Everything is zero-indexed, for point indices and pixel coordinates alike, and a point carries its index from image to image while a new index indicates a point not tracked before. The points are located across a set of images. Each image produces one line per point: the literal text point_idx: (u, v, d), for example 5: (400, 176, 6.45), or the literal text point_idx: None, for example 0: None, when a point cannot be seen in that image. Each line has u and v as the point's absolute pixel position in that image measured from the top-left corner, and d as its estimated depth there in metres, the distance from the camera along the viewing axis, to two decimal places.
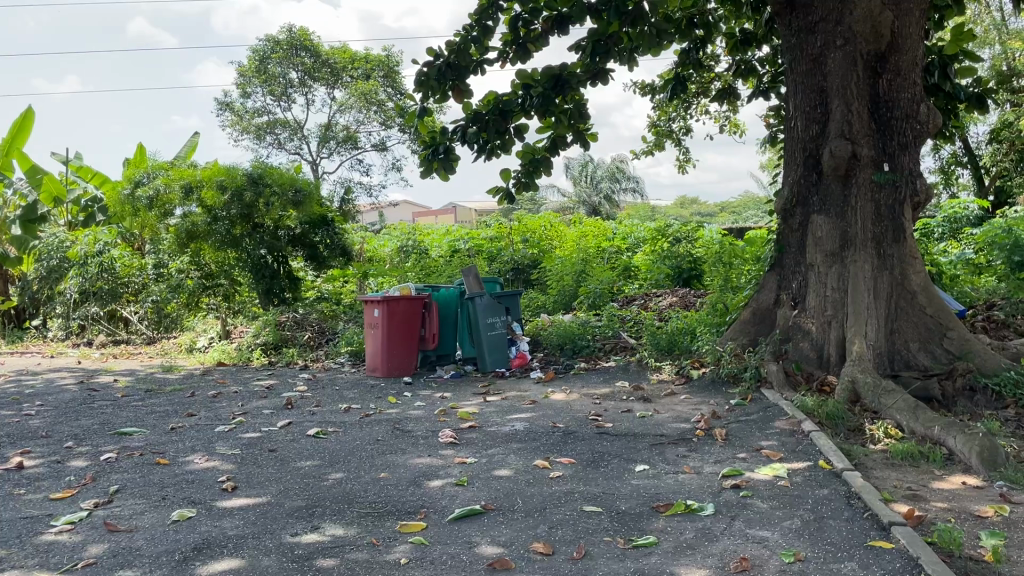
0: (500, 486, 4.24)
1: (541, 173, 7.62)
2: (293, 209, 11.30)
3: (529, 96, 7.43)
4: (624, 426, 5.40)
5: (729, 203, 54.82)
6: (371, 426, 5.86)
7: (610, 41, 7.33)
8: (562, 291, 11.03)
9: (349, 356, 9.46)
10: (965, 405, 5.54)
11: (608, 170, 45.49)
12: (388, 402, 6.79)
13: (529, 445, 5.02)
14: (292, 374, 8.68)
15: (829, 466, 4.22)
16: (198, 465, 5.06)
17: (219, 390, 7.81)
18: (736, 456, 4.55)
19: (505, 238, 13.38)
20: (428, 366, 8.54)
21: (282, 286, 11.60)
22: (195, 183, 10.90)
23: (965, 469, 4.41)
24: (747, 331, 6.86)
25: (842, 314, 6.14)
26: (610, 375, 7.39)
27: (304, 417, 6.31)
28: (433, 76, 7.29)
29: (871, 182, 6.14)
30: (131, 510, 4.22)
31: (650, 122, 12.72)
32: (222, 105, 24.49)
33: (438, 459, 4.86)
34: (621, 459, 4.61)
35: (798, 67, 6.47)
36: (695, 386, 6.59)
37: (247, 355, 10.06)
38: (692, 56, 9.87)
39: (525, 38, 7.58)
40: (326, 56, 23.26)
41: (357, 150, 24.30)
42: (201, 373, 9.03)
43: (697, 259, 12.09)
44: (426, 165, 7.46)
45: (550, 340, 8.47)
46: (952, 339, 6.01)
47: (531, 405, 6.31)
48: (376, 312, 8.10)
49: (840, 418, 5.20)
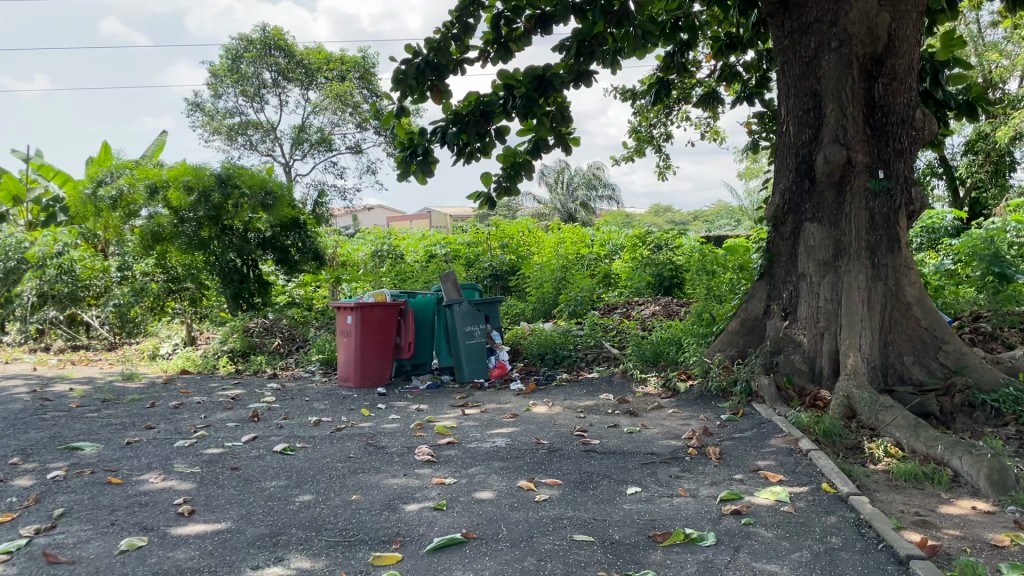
0: (482, 511, 3.92)
1: (522, 177, 7.33)
2: (262, 212, 10.92)
3: (511, 97, 7.11)
4: (612, 443, 5.11)
5: (704, 212, 55.18)
6: (343, 441, 5.51)
7: (594, 41, 7.06)
8: (541, 299, 10.80)
9: (321, 364, 9.09)
10: (965, 422, 5.33)
11: (584, 176, 45.52)
12: (361, 415, 6.43)
13: (512, 464, 4.71)
14: (259, 383, 8.27)
15: (833, 490, 3.97)
16: (152, 486, 4.67)
17: (181, 401, 7.40)
18: (733, 478, 4.28)
19: (482, 244, 13.07)
20: (402, 375, 8.19)
21: (251, 291, 11.18)
22: (161, 183, 10.54)
23: (973, 492, 4.19)
24: (735, 343, 6.60)
25: (835, 326, 5.92)
26: (593, 387, 7.09)
27: (270, 431, 5.93)
28: (412, 74, 6.95)
29: (865, 190, 5.92)
30: (75, 538, 3.83)
31: (630, 128, 12.50)
32: (193, 105, 23.90)
33: (415, 479, 4.52)
34: (610, 480, 4.31)
35: (791, 70, 6.26)
36: (684, 399, 6.32)
37: (213, 363, 9.59)
38: (677, 60, 9.65)
39: (506, 38, 7.29)
40: (300, 57, 22.75)
41: (330, 153, 23.86)
42: (163, 382, 8.59)
43: (678, 267, 11.80)
44: (403, 167, 7.14)
45: (530, 350, 8.18)
46: (948, 353, 5.81)
47: (512, 419, 5.99)
48: (349, 319, 7.71)
49: (837, 435, 4.96)
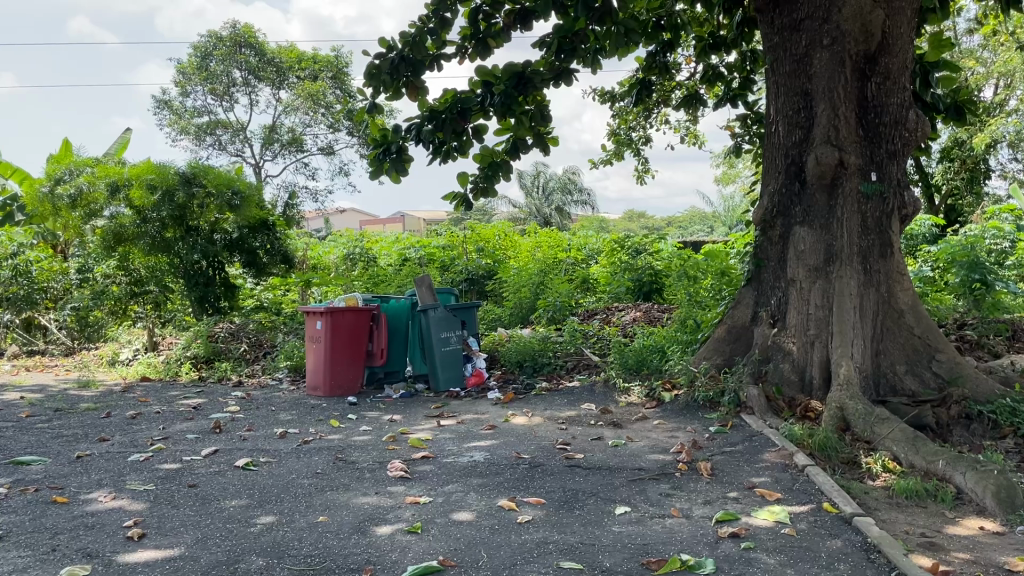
0: (460, 534, 3.61)
1: (500, 178, 7.00)
2: (229, 213, 10.54)
3: (490, 95, 6.72)
4: (598, 457, 4.82)
5: (677, 217, 55.37)
6: (310, 455, 5.17)
7: (576, 38, 6.79)
8: (518, 304, 10.55)
9: (289, 371, 8.72)
10: (962, 434, 5.14)
11: (560, 181, 45.41)
12: (330, 426, 6.08)
13: (491, 481, 4.40)
14: (223, 392, 7.87)
15: (835, 510, 3.72)
16: (100, 506, 4.29)
17: (139, 410, 6.99)
18: (727, 496, 4.02)
19: (458, 247, 12.77)
20: (375, 384, 7.86)
21: (217, 295, 10.76)
22: (123, 182, 10.10)
23: (979, 511, 3.97)
24: (722, 350, 6.39)
25: (826, 334, 5.71)
26: (574, 396, 6.80)
27: (233, 444, 5.55)
28: (385, 69, 6.64)
29: (857, 193, 5.72)
30: (10, 566, 3.45)
31: (610, 130, 12.28)
32: (160, 103, 23.28)
33: (387, 498, 4.20)
34: (597, 499, 4.03)
35: (781, 68, 6.06)
36: (669, 410, 6.07)
37: (175, 369, 9.14)
38: (659, 60, 9.41)
39: (484, 33, 6.88)
40: (272, 55, 22.24)
41: (302, 153, 23.37)
42: (121, 390, 8.15)
43: (658, 272, 11.59)
44: (376, 166, 6.80)
45: (507, 357, 7.87)
46: (941, 362, 5.63)
47: (490, 431, 5.68)
48: (318, 325, 7.36)
49: (832, 449, 4.73)
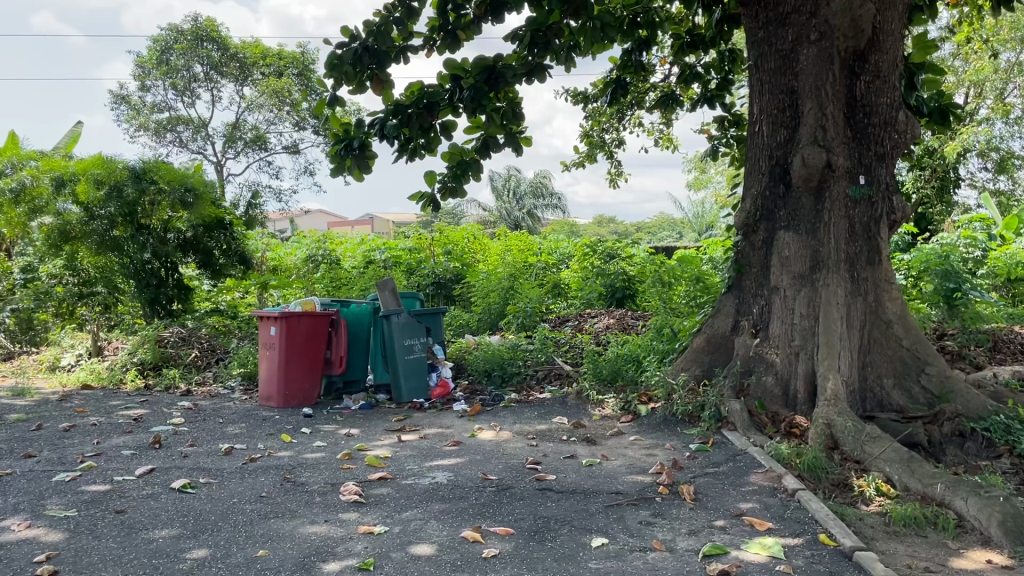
0: (418, 572, 3.20)
1: (470, 177, 6.57)
2: (182, 211, 9.99)
3: (458, 89, 6.24)
4: (570, 479, 4.44)
5: (646, 223, 55.48)
6: (256, 475, 4.72)
7: (550, 32, 6.30)
8: (487, 309, 10.14)
9: (243, 380, 8.24)
10: (956, 454, 4.85)
11: (530, 186, 45.17)
12: (281, 441, 5.63)
13: (454, 507, 3.99)
14: (169, 401, 7.34)
15: (833, 543, 3.38)
16: (11, 536, 3.79)
17: (74, 422, 6.44)
18: (713, 525, 3.66)
19: (425, 250, 12.29)
20: (333, 394, 7.40)
21: (169, 297, 10.19)
22: (68, 176, 9.52)
23: (984, 541, 3.65)
24: (701, 361, 6.06)
25: (812, 345, 5.40)
26: (545, 409, 6.41)
27: (171, 462, 5.07)
28: (347, 59, 6.12)
29: (845, 197, 5.42)
30: None
31: (582, 132, 11.92)
32: (118, 98, 22.44)
33: (337, 528, 3.76)
34: (571, 528, 3.64)
35: (766, 65, 5.74)
36: (646, 425, 5.70)
37: (119, 376, 8.57)
38: (634, 59, 9.04)
39: (454, 25, 6.40)
40: (235, 50, 21.57)
41: (266, 152, 22.70)
42: (58, 398, 7.58)
43: (631, 277, 11.27)
44: (338, 162, 6.31)
45: (475, 366, 7.45)
46: (931, 376, 5.35)
47: (454, 448, 5.27)
48: (273, 330, 6.89)
49: (822, 470, 4.40)
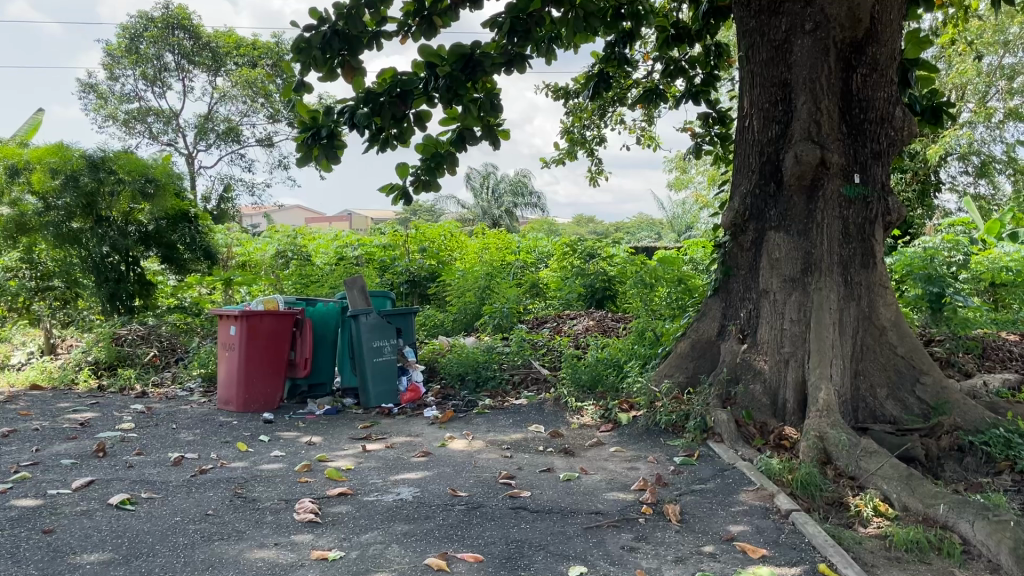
0: None
1: (444, 171, 6.11)
2: (143, 203, 9.57)
3: (434, 78, 5.79)
4: (547, 496, 4.10)
5: (625, 223, 55.38)
6: (204, 490, 4.33)
7: (531, 19, 5.82)
8: (462, 309, 9.77)
9: (202, 381, 7.83)
10: (954, 470, 4.58)
11: (511, 183, 44.84)
12: (237, 450, 5.23)
13: (419, 529, 3.64)
14: (121, 404, 6.91)
15: (833, 574, 3.08)
16: None
17: (14, 427, 5.99)
18: (702, 552, 3.34)
19: (399, 246, 11.88)
20: (297, 398, 7.01)
21: (129, 292, 9.59)
22: (23, 165, 9.02)
23: (993, 570, 3.37)
24: (685, 367, 5.77)
25: (802, 352, 5.11)
26: (520, 416, 6.07)
27: (113, 474, 4.66)
28: (316, 44, 5.66)
29: (839, 196, 5.13)
30: None
31: (562, 128, 11.60)
32: (86, 87, 21.74)
33: (288, 552, 3.39)
34: (547, 555, 3.31)
35: (757, 56, 5.44)
36: (627, 435, 5.38)
37: (71, 376, 8.09)
38: (618, 52, 8.81)
39: (431, 10, 5.89)
40: (208, 40, 20.99)
41: (238, 145, 22.16)
42: (3, 399, 7.12)
43: (612, 277, 10.94)
44: (305, 151, 5.92)
45: (448, 370, 7.08)
46: (926, 386, 5.08)
47: (423, 459, 4.92)
48: (233, 329, 6.49)
49: (816, 487, 4.09)
